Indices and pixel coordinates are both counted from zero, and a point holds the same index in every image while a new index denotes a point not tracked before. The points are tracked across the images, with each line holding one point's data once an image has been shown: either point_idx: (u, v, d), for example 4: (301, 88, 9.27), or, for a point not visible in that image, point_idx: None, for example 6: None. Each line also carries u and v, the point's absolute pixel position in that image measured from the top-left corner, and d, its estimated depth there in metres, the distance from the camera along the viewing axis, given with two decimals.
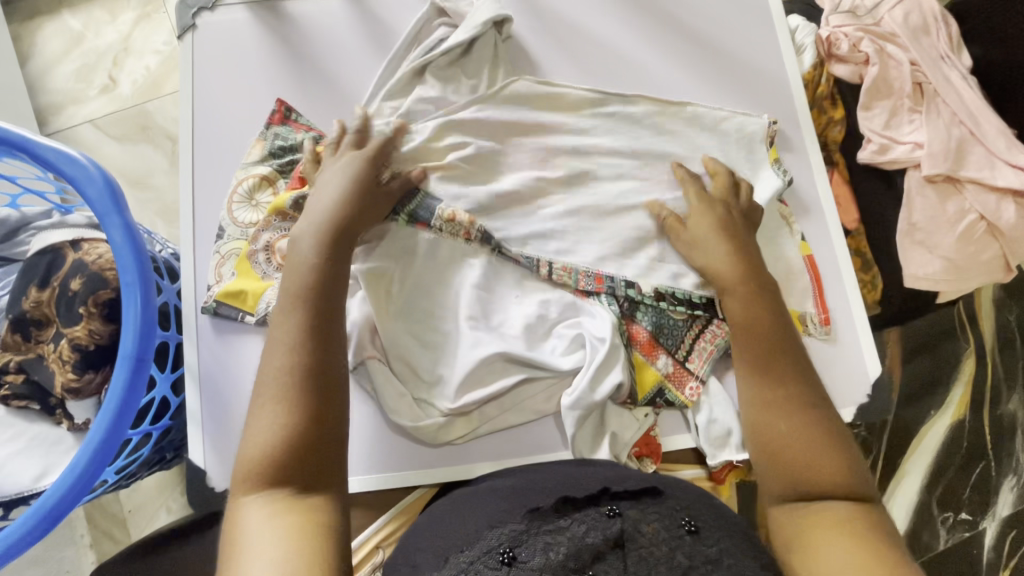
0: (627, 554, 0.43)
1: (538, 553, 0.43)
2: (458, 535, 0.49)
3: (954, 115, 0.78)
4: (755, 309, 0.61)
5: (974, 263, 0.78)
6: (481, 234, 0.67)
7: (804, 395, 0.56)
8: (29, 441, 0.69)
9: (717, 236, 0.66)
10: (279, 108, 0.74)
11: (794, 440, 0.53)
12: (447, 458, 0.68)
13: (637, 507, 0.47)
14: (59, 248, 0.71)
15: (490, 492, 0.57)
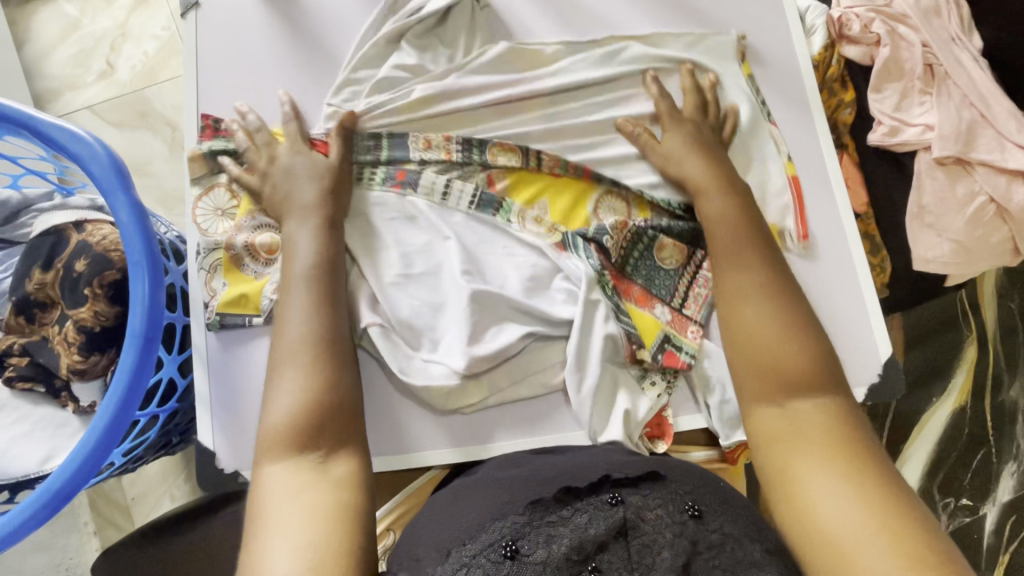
0: (630, 544, 0.42)
1: (540, 546, 0.42)
2: (457, 530, 0.47)
3: (965, 97, 0.78)
4: (732, 217, 0.62)
5: (982, 246, 0.78)
6: (461, 155, 0.71)
7: (780, 292, 0.56)
8: (35, 424, 0.68)
9: (688, 151, 0.69)
10: (206, 122, 0.72)
11: (766, 336, 0.53)
12: (458, 437, 0.67)
13: (640, 494, 0.45)
14: (63, 229, 0.70)
15: (489, 484, 0.55)
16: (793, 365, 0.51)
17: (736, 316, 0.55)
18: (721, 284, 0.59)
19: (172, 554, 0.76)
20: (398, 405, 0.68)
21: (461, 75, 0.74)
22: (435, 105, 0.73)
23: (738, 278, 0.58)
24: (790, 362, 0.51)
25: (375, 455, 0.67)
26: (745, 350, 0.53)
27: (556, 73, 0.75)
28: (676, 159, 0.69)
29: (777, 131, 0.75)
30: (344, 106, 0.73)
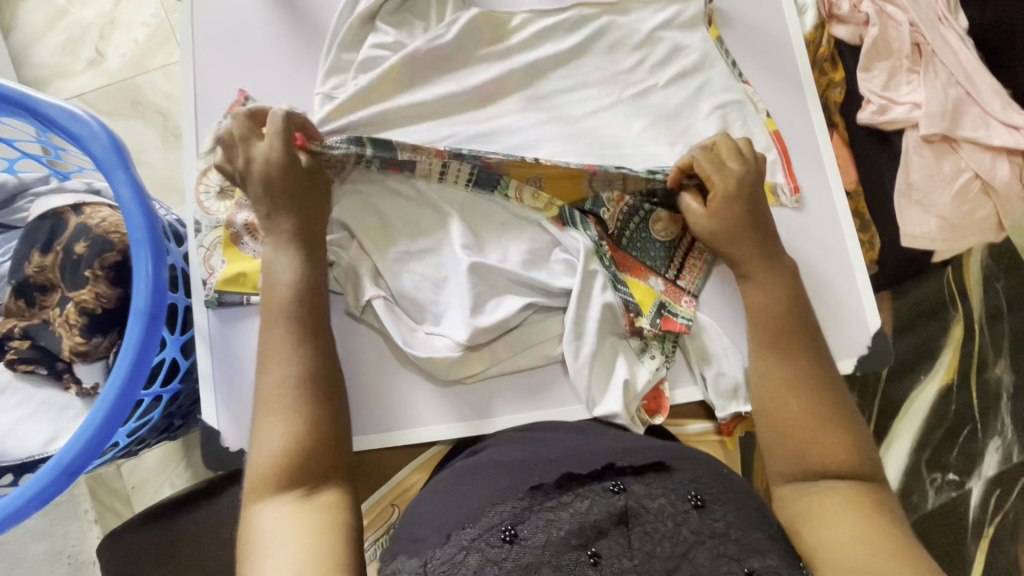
0: (631, 531, 0.43)
1: (539, 530, 0.43)
2: (458, 513, 0.49)
3: (952, 75, 0.80)
4: (782, 304, 0.61)
5: (969, 221, 0.80)
6: (452, 154, 0.67)
7: (822, 380, 0.57)
8: (38, 406, 0.68)
9: (740, 216, 0.64)
10: (239, 99, 0.73)
11: (804, 420, 0.55)
12: (461, 413, 0.69)
13: (642, 481, 0.47)
14: (61, 212, 0.70)
15: (489, 466, 0.56)
16: (836, 458, 0.53)
17: (779, 408, 0.56)
18: (762, 372, 0.59)
19: (178, 533, 0.77)
20: (402, 382, 0.69)
21: (436, 40, 0.73)
22: (410, 77, 0.72)
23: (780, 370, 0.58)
24: (832, 457, 0.53)
25: (379, 431, 0.68)
26: (787, 440, 0.55)
27: (550, 54, 0.76)
28: (719, 239, 0.65)
29: (765, 115, 0.77)
30: (336, 93, 0.72)
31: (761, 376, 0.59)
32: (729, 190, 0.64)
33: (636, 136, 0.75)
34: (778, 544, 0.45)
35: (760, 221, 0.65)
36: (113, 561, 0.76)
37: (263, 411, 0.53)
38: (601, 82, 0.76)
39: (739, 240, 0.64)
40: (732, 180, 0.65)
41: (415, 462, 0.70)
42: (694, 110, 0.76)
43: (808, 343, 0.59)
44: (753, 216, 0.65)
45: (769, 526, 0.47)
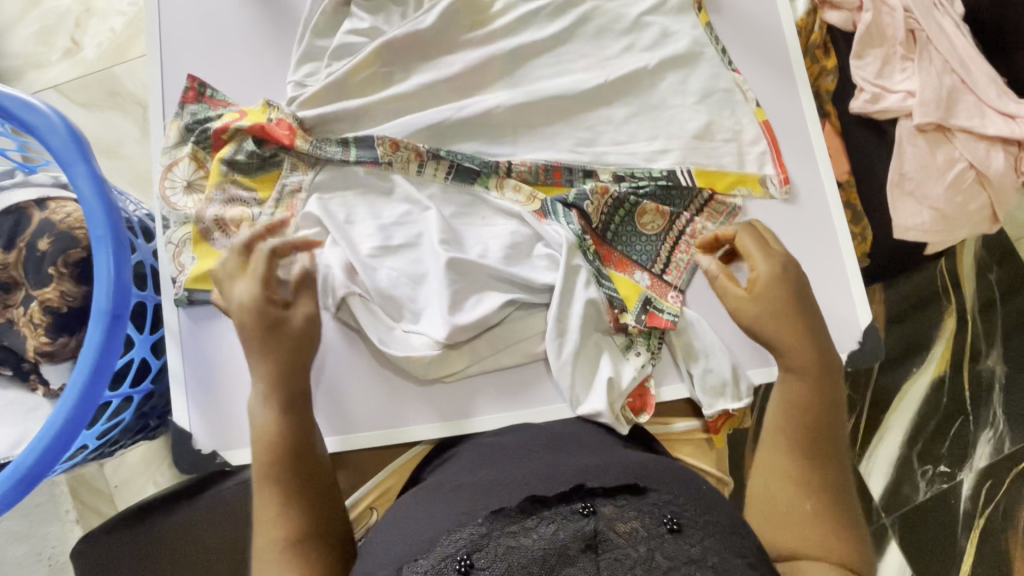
0: (599, 557, 0.41)
1: (498, 558, 0.42)
2: (414, 539, 0.47)
3: (946, 63, 0.77)
4: (805, 398, 0.56)
5: (962, 213, 0.78)
6: (431, 154, 0.68)
7: (825, 476, 0.54)
8: (3, 408, 0.66)
9: (779, 318, 0.57)
10: (192, 85, 0.69)
11: (797, 515, 0.52)
12: (442, 413, 0.67)
13: (613, 503, 0.45)
14: (25, 207, 0.67)
15: (453, 487, 0.54)
16: (820, 548, 0.50)
17: (773, 494, 0.54)
18: (764, 457, 0.56)
19: (153, 534, 0.75)
20: (382, 381, 0.67)
21: (414, 25, 0.70)
22: (387, 63, 0.70)
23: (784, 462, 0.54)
24: (818, 544, 0.50)
25: (358, 433, 0.66)
26: (776, 525, 0.52)
27: (533, 42, 0.73)
28: (768, 321, 0.57)
29: (754, 105, 0.75)
30: (309, 81, 0.69)
31: (761, 462, 0.56)
32: (777, 274, 0.58)
33: (620, 128, 0.73)
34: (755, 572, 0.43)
35: (802, 305, 0.58)
36: (87, 564, 0.74)
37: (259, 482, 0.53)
38: (586, 70, 0.74)
39: (785, 322, 0.57)
40: (776, 260, 0.59)
41: (393, 466, 0.67)
42: (681, 99, 0.74)
43: (822, 438, 0.55)
44: (797, 304, 0.57)
45: (745, 545, 0.45)
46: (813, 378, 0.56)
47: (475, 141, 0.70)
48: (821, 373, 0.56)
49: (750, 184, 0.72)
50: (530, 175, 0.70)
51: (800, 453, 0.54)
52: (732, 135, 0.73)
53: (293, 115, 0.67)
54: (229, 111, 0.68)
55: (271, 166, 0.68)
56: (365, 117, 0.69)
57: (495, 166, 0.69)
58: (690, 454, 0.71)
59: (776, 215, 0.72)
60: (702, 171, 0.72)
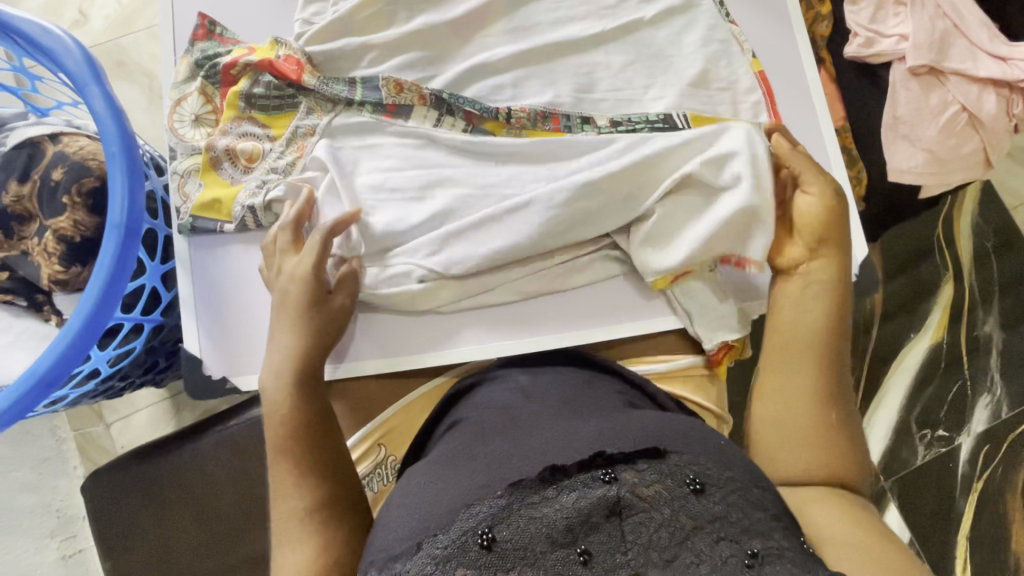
0: (624, 522, 0.42)
1: (519, 531, 0.41)
2: (428, 510, 0.45)
3: (938, 8, 0.79)
4: (832, 304, 0.59)
5: (955, 156, 0.79)
6: (434, 97, 0.68)
7: (842, 397, 0.57)
8: (17, 336, 0.68)
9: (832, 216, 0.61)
10: (202, 22, 0.71)
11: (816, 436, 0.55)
12: (435, 345, 0.68)
13: (634, 469, 0.44)
14: (39, 141, 0.69)
15: (466, 457, 0.51)
16: (828, 472, 0.53)
17: (788, 417, 0.56)
18: (779, 381, 0.58)
19: (162, 472, 0.76)
20: (375, 315, 0.69)
21: None
22: (391, 3, 0.70)
23: (810, 384, 0.57)
24: (819, 465, 0.54)
25: (350, 364, 0.68)
26: (797, 447, 0.55)
27: None
28: (823, 229, 0.61)
29: (750, 57, 0.74)
30: (316, 19, 0.70)
31: (770, 390, 0.58)
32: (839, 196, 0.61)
33: (621, 67, 0.72)
34: (779, 524, 0.44)
35: (839, 225, 0.61)
36: (96, 498, 0.75)
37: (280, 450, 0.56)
38: (585, 19, 0.73)
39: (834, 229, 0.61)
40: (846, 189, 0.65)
41: (405, 400, 0.68)
42: (678, 50, 0.72)
43: (837, 357, 0.58)
44: (840, 226, 0.61)
45: (767, 500, 0.45)
46: (823, 295, 0.60)
47: (477, 87, 0.70)
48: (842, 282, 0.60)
49: None
50: (527, 121, 0.68)
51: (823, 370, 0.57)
52: (726, 84, 0.72)
53: (302, 51, 0.68)
54: (239, 47, 0.70)
55: (288, 109, 0.69)
56: (364, 56, 0.69)
57: (493, 111, 0.68)
58: (688, 392, 0.69)
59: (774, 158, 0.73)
60: (698, 115, 0.69)
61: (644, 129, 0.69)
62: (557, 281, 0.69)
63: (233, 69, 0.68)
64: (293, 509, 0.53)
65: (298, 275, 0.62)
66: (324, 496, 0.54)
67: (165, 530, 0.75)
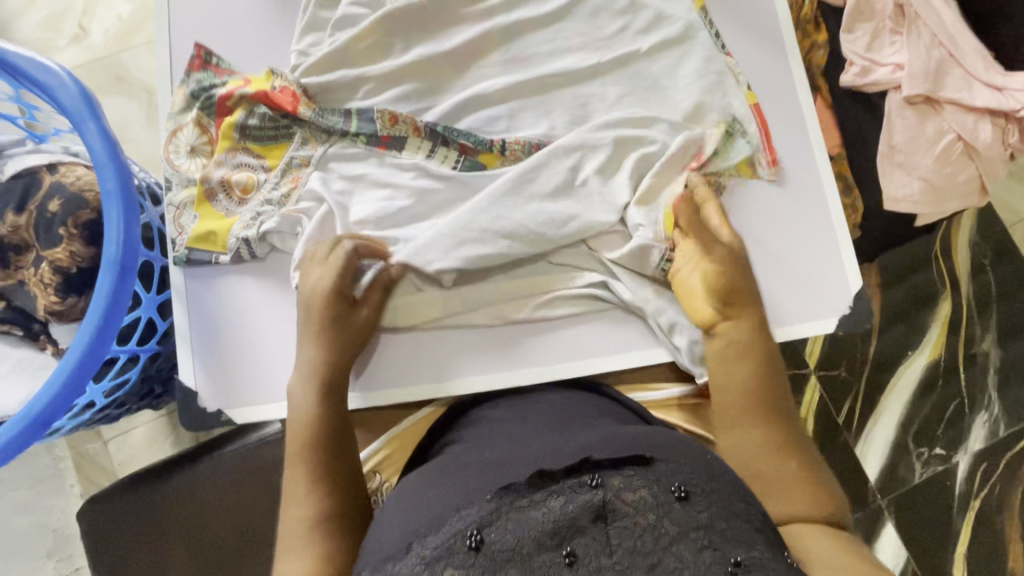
0: (609, 527, 0.41)
1: (507, 533, 0.41)
2: (421, 516, 0.46)
3: (935, 37, 0.79)
4: (759, 341, 0.60)
5: (951, 184, 0.79)
6: (428, 129, 0.68)
7: (792, 433, 0.57)
8: (14, 366, 0.68)
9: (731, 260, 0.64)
10: (199, 52, 0.71)
11: (780, 478, 0.53)
12: (427, 376, 0.69)
13: (621, 475, 0.44)
14: (35, 171, 0.69)
15: (461, 465, 0.51)
16: (805, 506, 0.52)
17: (750, 464, 0.55)
18: (734, 434, 0.57)
19: (157, 498, 0.76)
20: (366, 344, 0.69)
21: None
22: (387, 35, 0.70)
23: (761, 434, 0.56)
24: (794, 503, 0.52)
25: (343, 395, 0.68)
26: (767, 494, 0.53)
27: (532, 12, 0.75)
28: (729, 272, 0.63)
29: (745, 88, 0.74)
30: (312, 50, 0.70)
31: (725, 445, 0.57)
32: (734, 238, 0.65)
33: (619, 96, 0.72)
34: (764, 536, 0.43)
35: (739, 266, 0.64)
36: (92, 526, 0.75)
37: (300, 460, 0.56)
38: (581, 48, 0.73)
39: (736, 272, 0.63)
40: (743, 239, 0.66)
41: (398, 428, 0.66)
42: (674, 80, 0.73)
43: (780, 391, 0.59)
44: (740, 262, 0.64)
45: (752, 510, 0.45)
46: (751, 351, 0.60)
47: (475, 115, 0.70)
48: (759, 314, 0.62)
49: (739, 168, 0.72)
50: (522, 153, 0.69)
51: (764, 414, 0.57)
52: (721, 117, 0.72)
53: (297, 82, 0.69)
54: (235, 78, 0.70)
55: (283, 138, 0.69)
56: (360, 87, 0.70)
57: (489, 143, 0.68)
58: (683, 420, 0.67)
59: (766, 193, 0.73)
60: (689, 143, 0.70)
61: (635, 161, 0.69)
62: (547, 309, 0.70)
63: (227, 101, 0.68)
64: (297, 518, 0.53)
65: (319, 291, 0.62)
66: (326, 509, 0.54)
67: (160, 559, 0.75)
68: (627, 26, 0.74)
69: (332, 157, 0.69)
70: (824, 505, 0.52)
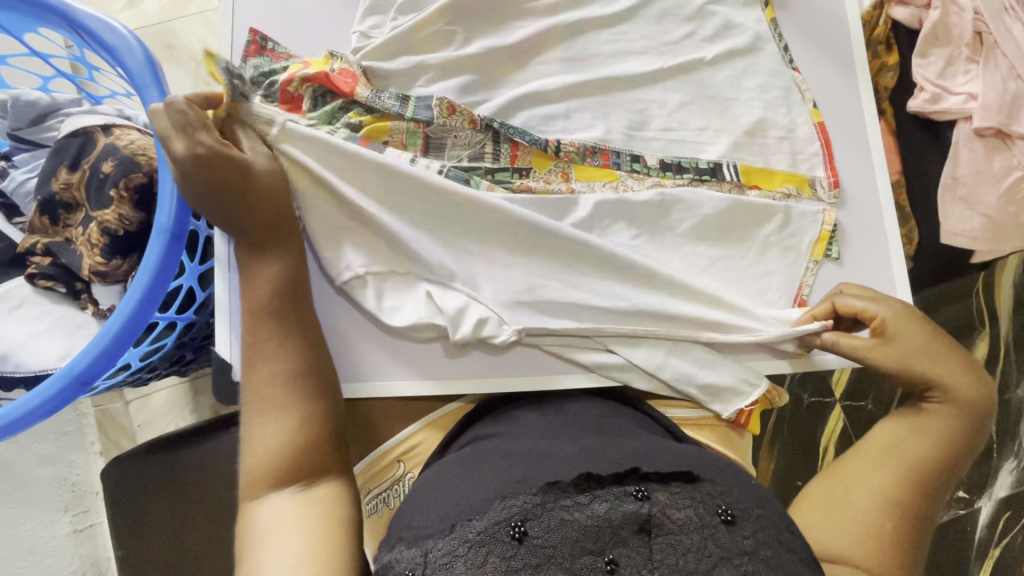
0: (652, 541, 0.41)
1: (551, 530, 0.41)
2: (460, 499, 0.45)
3: (1012, 68, 0.75)
4: (939, 423, 0.57)
5: (1014, 223, 0.76)
6: (485, 123, 0.66)
7: (923, 493, 0.54)
8: (54, 322, 0.69)
9: (909, 347, 0.59)
10: (253, 38, 0.68)
11: (867, 524, 0.52)
12: (453, 371, 0.64)
13: (668, 491, 0.44)
14: (90, 131, 0.69)
15: (499, 453, 0.52)
16: (868, 557, 0.51)
17: (845, 497, 0.54)
18: (858, 469, 0.56)
19: (178, 464, 0.77)
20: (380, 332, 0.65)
21: None
22: (450, 23, 0.68)
23: (881, 474, 0.55)
24: (859, 545, 0.51)
25: (368, 378, 0.64)
26: (832, 521, 0.53)
27: (596, 14, 0.71)
28: (921, 359, 0.58)
29: (811, 105, 0.72)
30: (373, 33, 0.69)
31: (840, 472, 0.56)
32: (927, 325, 0.60)
33: (678, 104, 0.70)
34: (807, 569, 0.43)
35: (952, 353, 0.59)
36: (116, 485, 0.76)
37: (253, 410, 0.53)
38: (643, 53, 0.71)
39: (938, 360, 0.58)
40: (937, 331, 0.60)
41: (426, 418, 0.64)
42: (737, 92, 0.71)
43: (935, 482, 0.55)
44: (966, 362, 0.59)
45: (798, 542, 0.44)
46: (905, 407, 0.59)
47: (531, 113, 0.68)
48: (970, 415, 0.57)
49: (799, 186, 0.69)
50: (576, 155, 0.67)
51: (893, 458, 0.56)
52: (784, 133, 0.70)
53: (358, 65, 0.66)
54: (294, 63, 0.67)
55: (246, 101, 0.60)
56: (420, 76, 0.67)
57: (544, 143, 0.66)
58: (715, 442, 0.64)
59: (827, 218, 0.69)
60: (747, 167, 0.69)
61: (691, 177, 0.68)
62: (587, 356, 0.64)
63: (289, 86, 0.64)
64: (245, 475, 0.51)
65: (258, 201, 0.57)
66: (274, 464, 0.50)
67: (180, 525, 0.76)
68: (695, 34, 0.72)
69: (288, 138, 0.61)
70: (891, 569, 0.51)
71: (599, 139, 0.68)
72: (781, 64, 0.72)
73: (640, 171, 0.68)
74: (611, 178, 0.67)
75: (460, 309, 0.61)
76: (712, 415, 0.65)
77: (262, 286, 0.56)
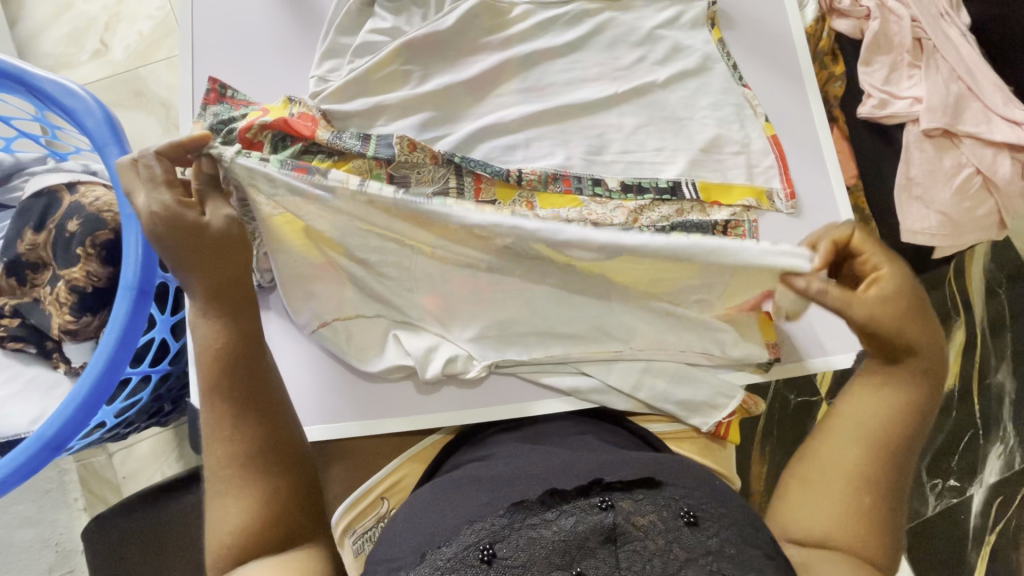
0: (619, 550, 0.41)
1: (520, 549, 0.40)
2: (431, 530, 0.45)
3: (953, 71, 0.79)
4: (896, 394, 0.52)
5: (971, 219, 0.77)
6: (446, 158, 0.67)
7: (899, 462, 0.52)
8: (26, 384, 0.69)
9: (903, 305, 0.51)
10: (212, 87, 0.69)
11: (842, 504, 0.51)
12: (429, 405, 0.64)
13: (631, 497, 0.44)
14: (55, 190, 0.69)
15: (472, 479, 0.52)
16: (848, 542, 0.50)
17: (815, 473, 0.53)
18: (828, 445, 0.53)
19: (162, 517, 0.75)
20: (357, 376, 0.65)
21: (432, 26, 0.70)
22: (406, 63, 0.70)
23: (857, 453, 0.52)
24: (835, 529, 0.50)
25: (353, 420, 0.64)
26: (806, 506, 0.52)
27: (550, 43, 0.73)
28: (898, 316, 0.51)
29: (763, 119, 0.74)
30: (331, 76, 0.70)
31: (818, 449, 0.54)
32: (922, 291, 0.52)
33: (636, 126, 0.72)
34: (772, 564, 0.43)
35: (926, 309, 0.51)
36: (97, 546, 0.74)
37: (213, 488, 0.51)
38: (598, 79, 0.73)
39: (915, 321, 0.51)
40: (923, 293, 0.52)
41: (410, 451, 0.63)
42: (691, 111, 0.73)
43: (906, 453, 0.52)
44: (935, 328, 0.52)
45: (762, 537, 0.45)
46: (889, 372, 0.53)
47: (490, 145, 0.69)
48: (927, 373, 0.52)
49: (756, 197, 0.71)
50: (538, 182, 0.68)
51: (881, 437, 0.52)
52: (740, 148, 0.72)
53: (316, 108, 0.67)
54: (253, 110, 0.67)
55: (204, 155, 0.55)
56: (379, 116, 0.69)
57: (505, 173, 0.68)
58: (694, 454, 0.65)
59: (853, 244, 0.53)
60: (706, 183, 0.70)
61: (652, 197, 0.69)
62: (560, 378, 0.64)
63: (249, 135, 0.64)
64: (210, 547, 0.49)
65: (199, 278, 0.54)
66: (236, 545, 0.48)
67: None
68: (647, 57, 0.74)
69: (239, 171, 0.57)
70: (866, 535, 0.50)
71: (560, 166, 0.69)
72: (731, 81, 0.74)
73: (603, 194, 0.69)
74: (574, 203, 0.69)
75: (429, 348, 0.63)
76: (690, 428, 0.66)
77: (207, 359, 0.53)
